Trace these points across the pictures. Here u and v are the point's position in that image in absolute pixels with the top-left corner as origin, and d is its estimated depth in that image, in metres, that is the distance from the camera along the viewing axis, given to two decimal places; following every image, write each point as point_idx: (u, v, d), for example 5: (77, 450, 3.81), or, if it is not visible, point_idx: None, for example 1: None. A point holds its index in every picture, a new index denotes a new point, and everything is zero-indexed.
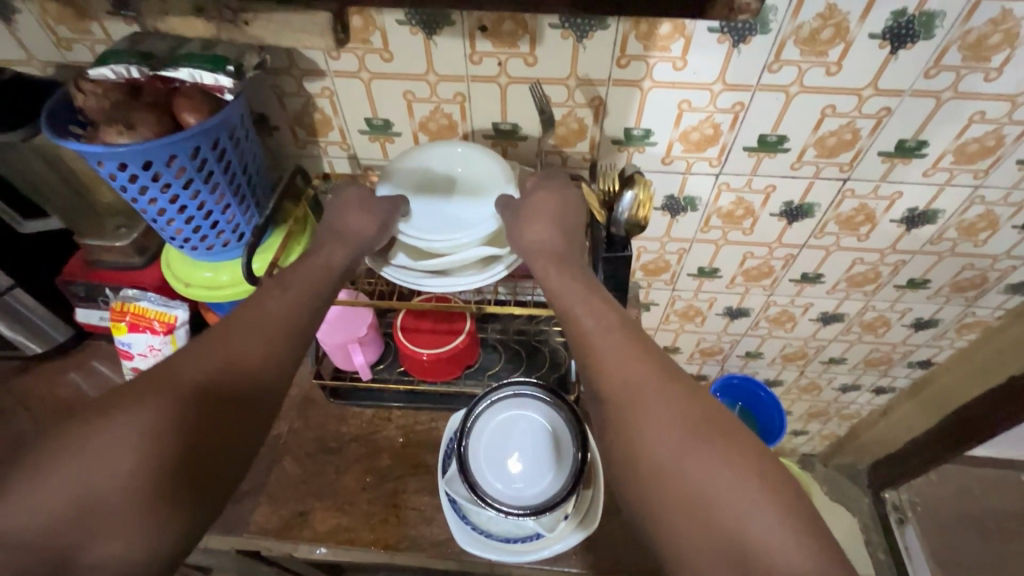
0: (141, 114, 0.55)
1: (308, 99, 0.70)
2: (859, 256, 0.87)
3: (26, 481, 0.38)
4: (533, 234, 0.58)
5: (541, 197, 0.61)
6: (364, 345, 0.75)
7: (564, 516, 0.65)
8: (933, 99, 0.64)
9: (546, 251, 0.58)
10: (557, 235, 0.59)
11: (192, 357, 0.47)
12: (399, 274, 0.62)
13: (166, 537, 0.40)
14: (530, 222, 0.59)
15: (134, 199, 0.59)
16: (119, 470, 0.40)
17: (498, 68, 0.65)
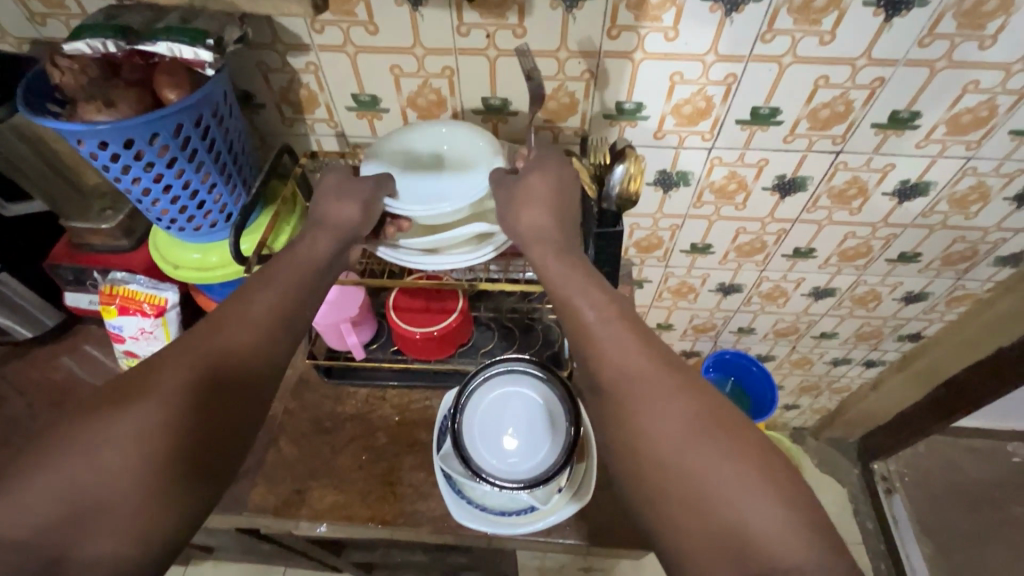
0: (120, 91, 0.54)
1: (292, 75, 0.68)
2: (851, 230, 0.87)
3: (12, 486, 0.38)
4: (529, 219, 0.57)
5: (535, 178, 0.59)
6: (357, 325, 0.75)
7: (559, 489, 0.66)
8: (927, 69, 0.63)
9: (546, 241, 0.57)
10: (552, 220, 0.58)
11: (182, 349, 0.47)
12: (388, 253, 0.61)
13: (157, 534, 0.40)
14: (525, 205, 0.58)
15: (118, 178, 0.57)
16: (115, 466, 0.40)
17: (486, 40, 0.63)
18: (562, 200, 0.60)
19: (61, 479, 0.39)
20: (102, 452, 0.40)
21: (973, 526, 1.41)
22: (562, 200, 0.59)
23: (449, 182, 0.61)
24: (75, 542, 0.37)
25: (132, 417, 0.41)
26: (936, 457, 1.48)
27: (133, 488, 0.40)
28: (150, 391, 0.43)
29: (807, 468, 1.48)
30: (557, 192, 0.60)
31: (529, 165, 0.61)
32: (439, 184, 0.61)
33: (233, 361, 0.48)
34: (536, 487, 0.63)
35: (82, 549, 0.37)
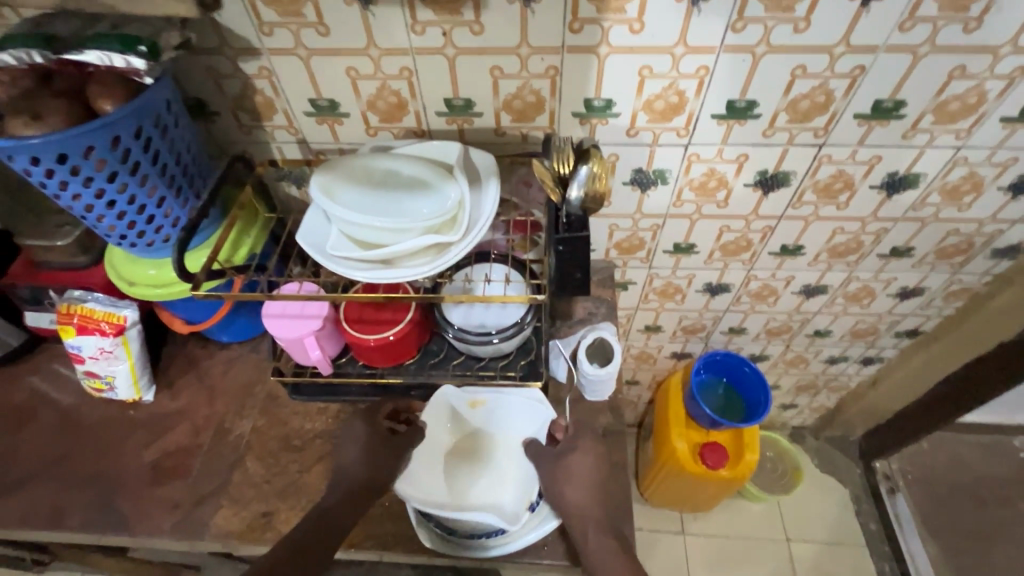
0: (47, 102, 0.50)
1: (245, 81, 0.66)
2: (839, 226, 0.83)
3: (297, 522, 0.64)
4: (568, 480, 0.66)
5: (575, 458, 0.68)
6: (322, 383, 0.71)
7: (530, 504, 0.65)
8: (910, 55, 0.60)
9: (573, 494, 0.65)
10: (592, 499, 0.65)
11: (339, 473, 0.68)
12: (341, 263, 0.56)
13: None
14: (567, 471, 0.66)
15: (55, 195, 0.54)
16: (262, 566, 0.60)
17: (443, 38, 0.60)
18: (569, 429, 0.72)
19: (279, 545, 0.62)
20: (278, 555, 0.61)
21: (979, 522, 1.36)
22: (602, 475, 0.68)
23: (411, 205, 0.57)
24: None
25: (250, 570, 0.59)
26: (941, 455, 1.43)
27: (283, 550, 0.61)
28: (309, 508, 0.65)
29: (806, 468, 1.45)
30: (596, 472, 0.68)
31: (570, 441, 0.70)
32: (400, 205, 0.57)
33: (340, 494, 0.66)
34: (494, 339, 0.69)
35: None
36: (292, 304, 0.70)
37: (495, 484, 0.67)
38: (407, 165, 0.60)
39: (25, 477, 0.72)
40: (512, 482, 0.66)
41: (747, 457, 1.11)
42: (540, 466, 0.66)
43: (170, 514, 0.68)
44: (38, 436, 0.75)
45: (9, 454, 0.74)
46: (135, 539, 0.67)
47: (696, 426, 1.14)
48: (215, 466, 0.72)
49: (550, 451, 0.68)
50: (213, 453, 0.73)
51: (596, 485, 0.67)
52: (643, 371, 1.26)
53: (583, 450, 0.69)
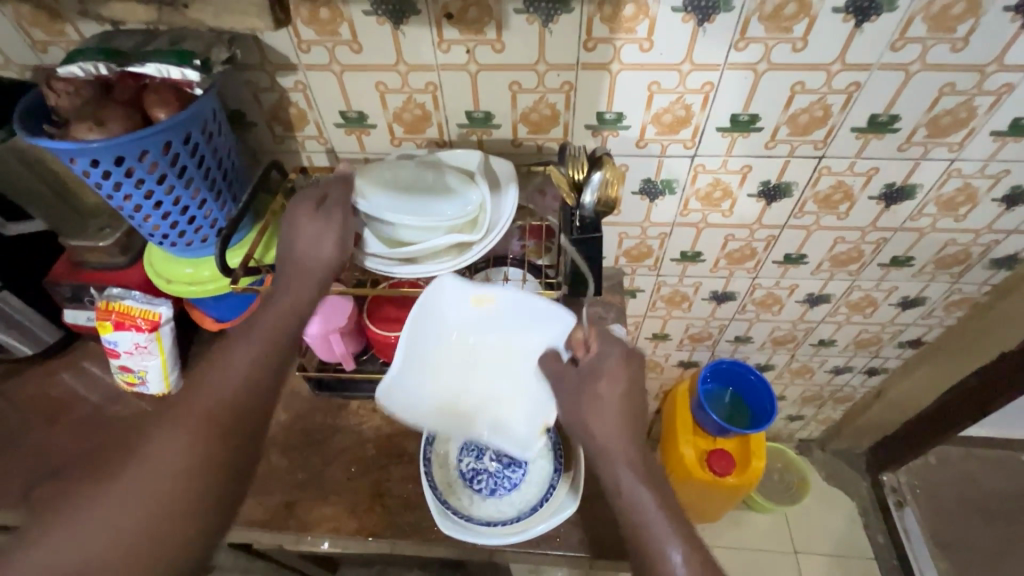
0: (110, 110, 0.56)
1: (281, 94, 0.71)
2: (840, 236, 0.87)
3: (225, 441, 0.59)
4: (593, 414, 0.57)
5: (602, 386, 0.58)
6: (293, 281, 0.64)
7: (543, 432, 0.68)
8: (902, 72, 0.64)
9: (597, 429, 0.56)
10: (623, 435, 0.56)
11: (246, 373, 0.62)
12: (373, 262, 0.62)
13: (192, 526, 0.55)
14: (592, 405, 0.57)
15: (109, 195, 0.59)
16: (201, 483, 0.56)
17: (467, 56, 0.65)
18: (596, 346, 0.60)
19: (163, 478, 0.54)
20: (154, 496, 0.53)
21: (990, 539, 1.35)
22: (634, 403, 0.57)
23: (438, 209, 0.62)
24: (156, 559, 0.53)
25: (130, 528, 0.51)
26: (949, 469, 1.43)
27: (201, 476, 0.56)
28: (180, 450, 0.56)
29: (813, 480, 1.45)
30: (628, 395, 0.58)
31: (593, 366, 0.59)
32: (426, 207, 0.62)
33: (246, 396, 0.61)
34: None
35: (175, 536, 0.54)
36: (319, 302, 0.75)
37: (508, 402, 0.70)
38: (435, 172, 0.66)
39: (59, 467, 0.75)
40: (524, 402, 0.69)
41: (754, 464, 1.12)
42: (564, 395, 0.60)
43: None
44: (71, 428, 0.79)
45: (44, 445, 0.77)
46: None
47: (703, 433, 1.16)
48: None
49: (572, 381, 0.60)
50: None
51: (632, 415, 0.57)
52: (651, 380, 1.28)
53: (611, 376, 0.58)
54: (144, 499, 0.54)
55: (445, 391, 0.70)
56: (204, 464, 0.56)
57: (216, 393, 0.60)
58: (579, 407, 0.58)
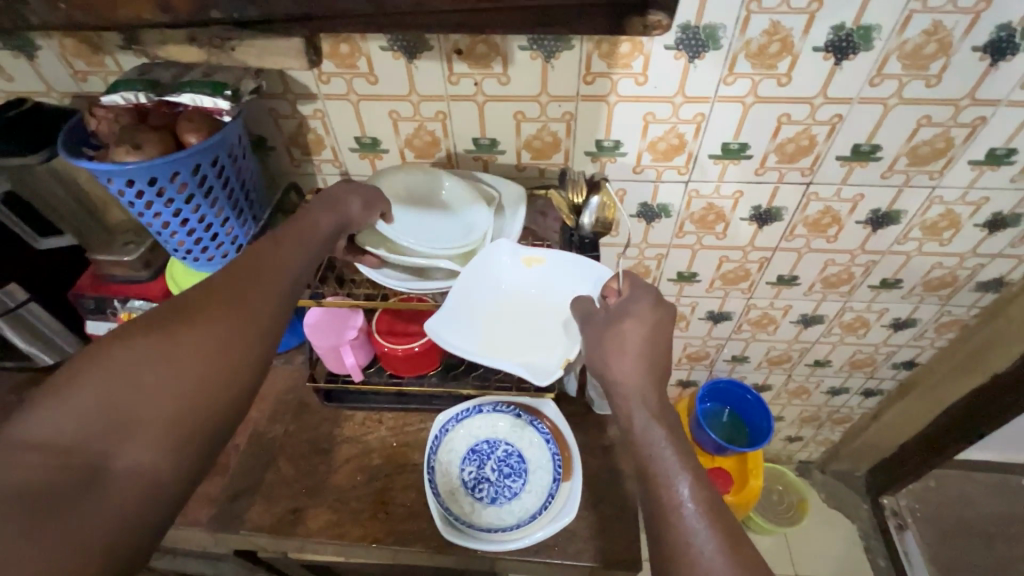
0: (146, 134, 0.60)
1: (301, 120, 0.76)
2: (831, 258, 0.90)
3: (208, 363, 0.45)
4: (614, 353, 0.57)
5: (629, 326, 0.58)
6: (320, 210, 0.61)
7: (566, 366, 0.64)
8: (881, 105, 0.69)
9: (617, 367, 0.56)
10: (646, 374, 0.55)
11: (262, 279, 0.53)
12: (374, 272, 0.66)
13: (168, 464, 0.40)
14: (616, 344, 0.57)
15: (140, 212, 0.63)
16: (182, 398, 0.43)
17: (475, 87, 0.70)
18: (627, 292, 0.61)
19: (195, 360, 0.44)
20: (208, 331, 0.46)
21: (992, 563, 1.35)
22: (659, 345, 0.57)
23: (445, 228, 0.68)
24: (115, 450, 0.39)
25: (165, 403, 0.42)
26: (949, 492, 1.43)
27: (189, 403, 0.43)
28: (215, 321, 0.47)
29: (813, 502, 1.46)
30: (653, 338, 0.57)
31: (623, 306, 0.59)
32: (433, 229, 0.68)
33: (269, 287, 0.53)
34: None
35: (123, 459, 0.38)
36: (331, 316, 0.79)
37: (531, 346, 0.67)
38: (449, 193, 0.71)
39: None
40: (550, 345, 0.67)
41: (752, 484, 1.15)
42: (590, 333, 0.60)
43: (206, 508, 0.73)
44: None
45: None
46: (173, 530, 0.72)
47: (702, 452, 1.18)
48: (250, 465, 0.77)
49: (598, 322, 0.60)
50: (249, 454, 0.78)
51: (654, 360, 0.56)
52: None
53: (638, 320, 0.58)
54: (176, 355, 0.44)
55: (477, 329, 0.67)
56: (264, 297, 0.52)
57: (256, 284, 0.52)
58: (598, 345, 0.58)
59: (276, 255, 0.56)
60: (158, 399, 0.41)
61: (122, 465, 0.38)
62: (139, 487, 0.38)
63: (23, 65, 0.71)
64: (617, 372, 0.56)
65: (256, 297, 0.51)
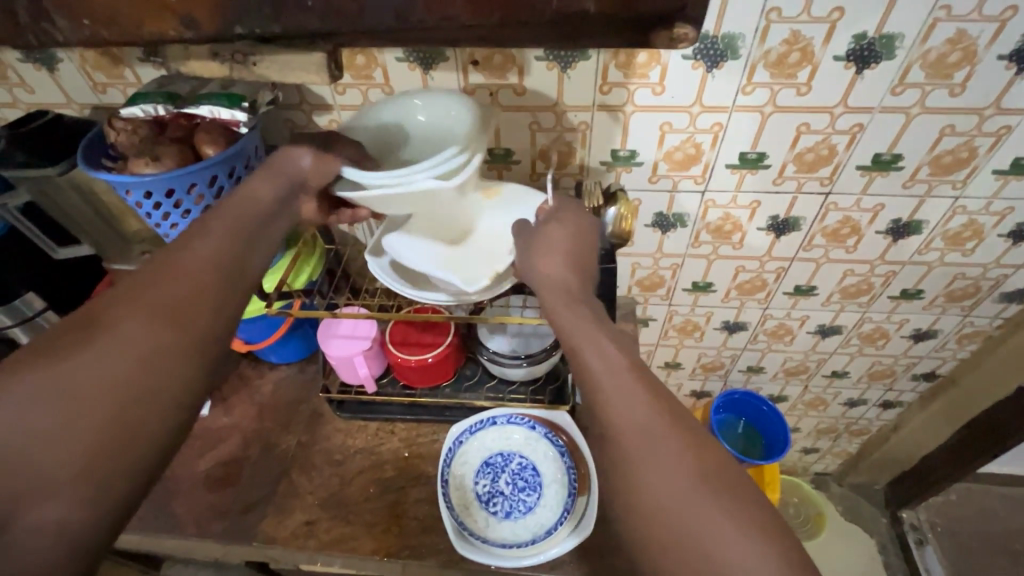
0: (165, 147, 0.61)
1: (316, 131, 0.76)
2: (850, 268, 0.89)
3: (113, 389, 0.40)
4: (543, 258, 0.56)
5: (555, 229, 0.58)
6: (264, 176, 0.58)
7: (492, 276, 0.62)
8: (903, 114, 0.67)
9: (550, 277, 0.54)
10: (573, 276, 0.55)
11: (175, 274, 0.47)
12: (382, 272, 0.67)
13: (79, 508, 0.37)
14: (543, 248, 0.57)
15: (158, 224, 0.64)
16: (86, 433, 0.39)
17: (490, 98, 0.70)
18: (556, 203, 0.62)
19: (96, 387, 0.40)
20: (109, 351, 0.41)
21: None
22: (583, 249, 0.57)
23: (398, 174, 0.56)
24: (16, 506, 0.36)
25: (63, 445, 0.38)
26: (971, 507, 1.40)
27: (94, 439, 0.39)
28: (117, 337, 0.42)
29: (830, 515, 1.43)
30: (578, 246, 0.57)
31: (549, 214, 0.60)
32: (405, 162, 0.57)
33: (188, 282, 0.47)
34: (523, 361, 0.76)
35: (27, 514, 0.36)
36: (346, 325, 0.79)
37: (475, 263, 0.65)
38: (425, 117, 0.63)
39: None
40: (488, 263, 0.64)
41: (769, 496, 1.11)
42: (519, 241, 0.59)
43: (219, 519, 0.73)
44: None
45: None
46: (185, 542, 0.72)
47: None
48: (263, 477, 0.77)
49: (527, 229, 0.60)
50: (262, 464, 0.78)
51: (581, 263, 0.57)
52: None
53: (561, 223, 0.59)
54: (84, 387, 0.40)
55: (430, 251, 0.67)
56: (195, 302, 0.47)
57: (188, 294, 0.47)
58: (525, 248, 0.58)
59: (207, 248, 0.50)
60: (57, 441, 0.38)
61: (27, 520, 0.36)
62: (47, 541, 0.36)
63: (45, 78, 0.72)
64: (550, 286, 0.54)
65: (169, 299, 0.45)
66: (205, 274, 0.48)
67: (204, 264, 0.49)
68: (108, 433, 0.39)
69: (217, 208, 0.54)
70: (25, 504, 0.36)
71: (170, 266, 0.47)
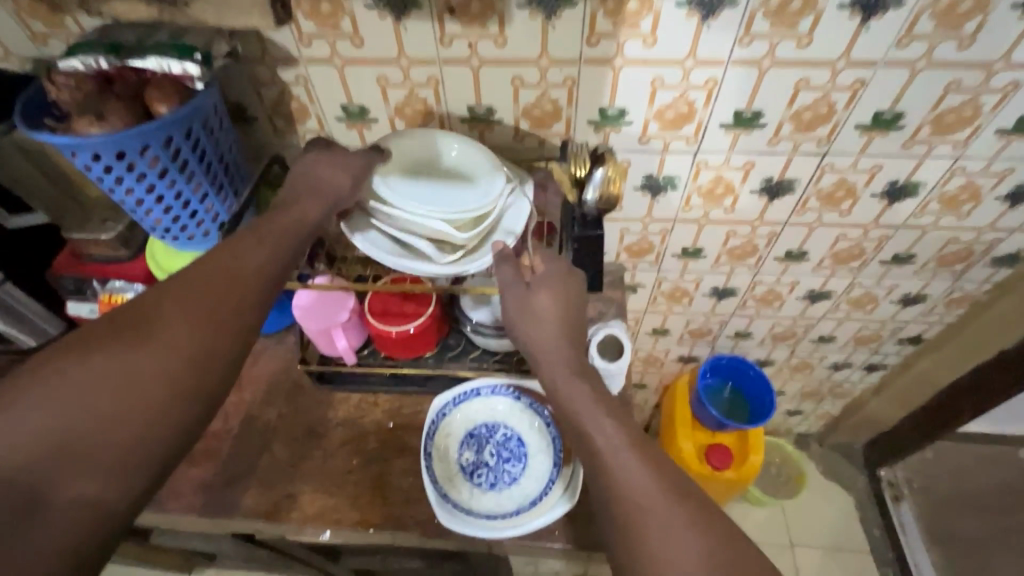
0: (111, 104, 0.56)
1: (283, 88, 0.70)
2: (842, 232, 0.86)
3: (161, 382, 0.45)
4: (535, 336, 0.61)
5: (543, 297, 0.62)
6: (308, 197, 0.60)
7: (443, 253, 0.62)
8: (907, 69, 0.64)
9: (545, 354, 0.61)
10: (563, 343, 0.61)
11: (225, 281, 0.51)
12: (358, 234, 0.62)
13: (117, 490, 0.41)
14: (533, 319, 0.61)
15: (111, 189, 0.59)
16: (132, 420, 0.43)
17: (469, 50, 0.65)
18: (544, 267, 0.64)
19: (145, 380, 0.44)
20: (161, 343, 0.46)
21: (986, 533, 1.37)
22: (573, 315, 0.62)
23: (464, 196, 0.63)
24: (62, 479, 0.39)
25: (109, 429, 0.42)
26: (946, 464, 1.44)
27: (139, 427, 0.43)
28: (170, 331, 0.47)
29: (811, 474, 1.47)
30: (567, 310, 0.62)
31: (538, 278, 0.63)
32: (436, 197, 0.63)
33: (235, 287, 0.51)
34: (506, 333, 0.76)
35: (68, 489, 0.39)
36: (320, 296, 0.75)
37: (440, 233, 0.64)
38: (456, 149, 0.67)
39: None
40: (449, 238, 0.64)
41: (752, 459, 1.14)
42: (510, 302, 0.62)
43: (199, 494, 0.72)
44: None
45: None
46: (166, 517, 0.71)
47: (701, 428, 1.18)
48: (242, 450, 0.75)
49: (518, 290, 0.63)
50: (242, 438, 0.76)
51: (569, 326, 0.62)
52: (651, 375, 1.29)
53: (549, 292, 0.62)
54: (133, 381, 0.43)
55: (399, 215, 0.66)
56: (233, 312, 0.50)
57: (233, 300, 0.51)
58: (514, 314, 0.62)
59: (251, 261, 0.54)
60: (107, 425, 0.42)
61: (65, 495, 0.39)
62: (82, 517, 0.39)
63: None
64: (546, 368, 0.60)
65: (220, 302, 0.50)
66: (250, 283, 0.52)
67: (246, 275, 0.52)
68: (155, 424, 0.44)
69: (268, 219, 0.58)
70: (71, 482, 0.39)
71: (221, 272, 0.51)
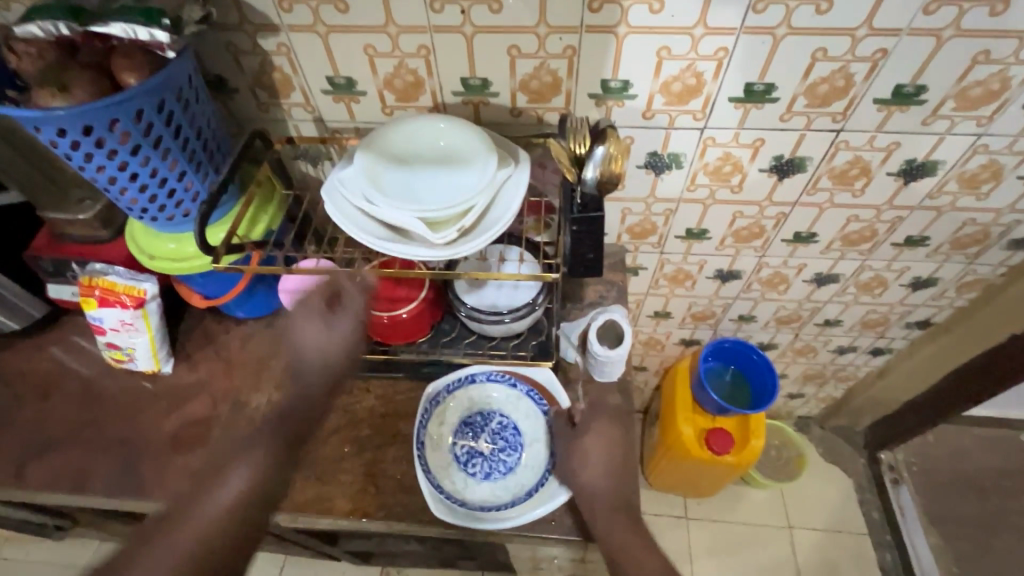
0: (74, 74, 0.52)
1: (264, 57, 0.66)
2: (854, 214, 0.83)
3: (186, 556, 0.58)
4: (585, 476, 0.65)
5: (591, 439, 0.69)
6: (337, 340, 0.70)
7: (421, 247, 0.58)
8: (934, 38, 0.59)
9: (597, 494, 0.64)
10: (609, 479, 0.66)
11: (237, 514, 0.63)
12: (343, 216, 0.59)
13: None
14: (580, 459, 0.67)
15: (81, 166, 0.55)
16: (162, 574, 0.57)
17: (461, 16, 0.60)
18: (587, 413, 0.73)
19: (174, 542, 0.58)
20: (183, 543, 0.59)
21: (985, 516, 1.37)
22: (616, 456, 0.68)
23: (461, 182, 0.60)
24: None
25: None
26: (946, 447, 1.44)
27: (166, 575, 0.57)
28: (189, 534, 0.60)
29: (811, 457, 1.46)
30: (609, 452, 0.68)
31: (584, 423, 0.71)
32: (421, 190, 0.59)
33: (245, 519, 0.63)
34: (504, 317, 0.71)
35: None
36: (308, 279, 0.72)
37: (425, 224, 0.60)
38: (450, 142, 0.63)
39: (48, 444, 0.74)
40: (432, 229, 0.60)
41: (753, 443, 1.12)
42: (559, 444, 0.69)
43: (188, 481, 0.70)
44: (59, 407, 0.77)
45: (35, 421, 0.76)
46: (154, 505, 0.69)
47: (702, 412, 1.15)
48: (231, 437, 0.73)
49: (566, 434, 0.70)
50: (231, 424, 0.74)
51: (615, 468, 0.67)
52: (651, 357, 1.27)
53: (596, 436, 0.70)
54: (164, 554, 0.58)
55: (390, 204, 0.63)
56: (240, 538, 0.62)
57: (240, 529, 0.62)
58: (563, 456, 0.68)
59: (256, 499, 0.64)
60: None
61: None
62: None
63: None
64: (597, 503, 0.64)
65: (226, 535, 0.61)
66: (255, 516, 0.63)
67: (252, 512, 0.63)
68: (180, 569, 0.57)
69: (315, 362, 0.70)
70: None
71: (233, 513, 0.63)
